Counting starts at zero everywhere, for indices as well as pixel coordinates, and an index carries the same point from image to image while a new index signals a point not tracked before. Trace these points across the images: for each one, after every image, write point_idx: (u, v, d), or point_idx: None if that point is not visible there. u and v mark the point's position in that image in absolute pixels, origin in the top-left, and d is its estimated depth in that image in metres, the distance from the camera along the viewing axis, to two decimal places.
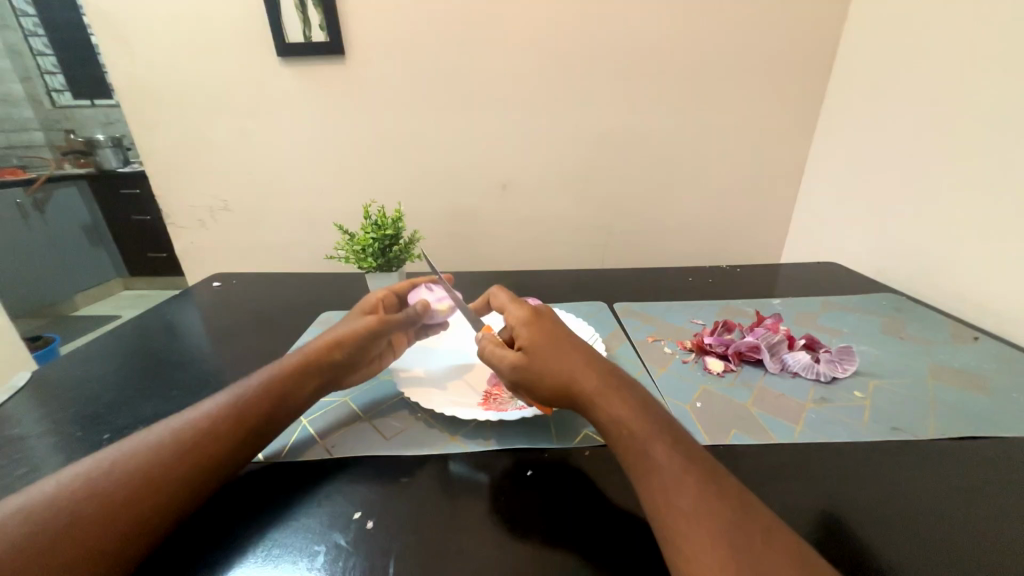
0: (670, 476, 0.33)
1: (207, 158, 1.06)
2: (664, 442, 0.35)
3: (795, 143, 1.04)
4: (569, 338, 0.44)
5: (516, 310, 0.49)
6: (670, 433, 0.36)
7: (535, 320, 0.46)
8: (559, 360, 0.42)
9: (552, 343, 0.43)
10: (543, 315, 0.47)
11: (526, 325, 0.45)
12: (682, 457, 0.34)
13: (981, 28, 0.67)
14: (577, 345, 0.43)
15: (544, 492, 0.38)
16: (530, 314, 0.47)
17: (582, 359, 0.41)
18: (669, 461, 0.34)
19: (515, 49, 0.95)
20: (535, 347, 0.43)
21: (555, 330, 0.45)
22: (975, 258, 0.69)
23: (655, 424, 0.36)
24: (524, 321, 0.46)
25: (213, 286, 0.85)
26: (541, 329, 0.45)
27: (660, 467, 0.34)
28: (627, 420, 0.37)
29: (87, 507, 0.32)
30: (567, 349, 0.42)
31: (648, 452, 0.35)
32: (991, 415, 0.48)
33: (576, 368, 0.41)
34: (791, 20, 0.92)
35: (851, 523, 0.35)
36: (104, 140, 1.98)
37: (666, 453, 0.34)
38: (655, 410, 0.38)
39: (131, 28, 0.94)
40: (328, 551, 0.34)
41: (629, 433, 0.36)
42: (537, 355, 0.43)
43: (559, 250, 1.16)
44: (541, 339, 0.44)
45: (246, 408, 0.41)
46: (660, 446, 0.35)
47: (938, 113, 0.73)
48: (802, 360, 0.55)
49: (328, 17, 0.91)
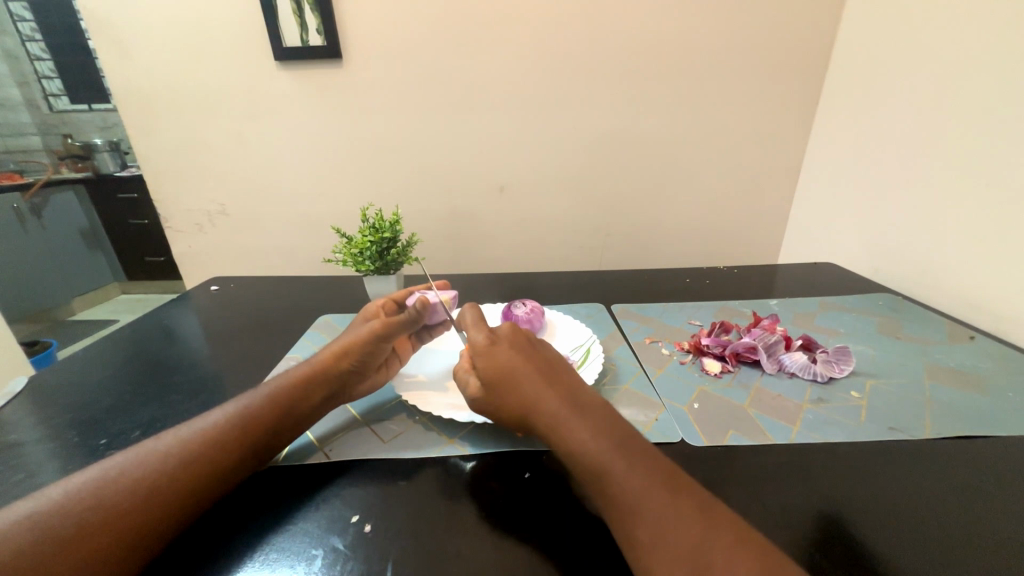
0: (631, 505, 0.33)
1: (204, 162, 1.06)
2: (625, 468, 0.34)
3: (792, 144, 1.04)
4: (526, 366, 0.42)
5: (475, 333, 0.47)
6: (633, 457, 0.35)
7: (491, 347, 0.44)
8: (514, 394, 0.41)
9: (507, 376, 0.42)
10: (502, 339, 0.45)
11: (482, 355, 0.44)
12: (646, 481, 0.34)
13: (976, 29, 0.67)
14: (535, 373, 0.42)
15: (541, 493, 0.38)
16: (487, 340, 0.45)
17: (537, 391, 0.40)
18: (629, 490, 0.33)
19: (513, 52, 0.95)
20: (491, 382, 0.42)
21: (509, 360, 0.43)
22: (972, 258, 0.69)
23: (617, 449, 0.36)
24: (479, 352, 0.44)
25: (211, 290, 0.85)
26: (496, 359, 0.43)
27: (620, 496, 0.33)
28: (584, 452, 0.36)
29: (92, 515, 0.33)
30: (522, 382, 0.41)
31: (609, 480, 0.34)
32: (987, 414, 0.48)
33: (531, 403, 0.40)
34: (788, 22, 0.93)
35: (850, 523, 0.35)
36: (101, 145, 1.98)
37: (626, 480, 0.34)
38: (620, 432, 0.37)
39: (129, 32, 0.94)
40: (325, 555, 0.33)
41: (588, 463, 0.36)
42: (494, 390, 0.42)
43: (558, 252, 1.16)
44: (495, 372, 0.42)
45: (252, 419, 0.41)
46: (621, 474, 0.34)
47: (933, 114, 0.74)
48: (799, 361, 0.55)
49: (326, 21, 0.91)
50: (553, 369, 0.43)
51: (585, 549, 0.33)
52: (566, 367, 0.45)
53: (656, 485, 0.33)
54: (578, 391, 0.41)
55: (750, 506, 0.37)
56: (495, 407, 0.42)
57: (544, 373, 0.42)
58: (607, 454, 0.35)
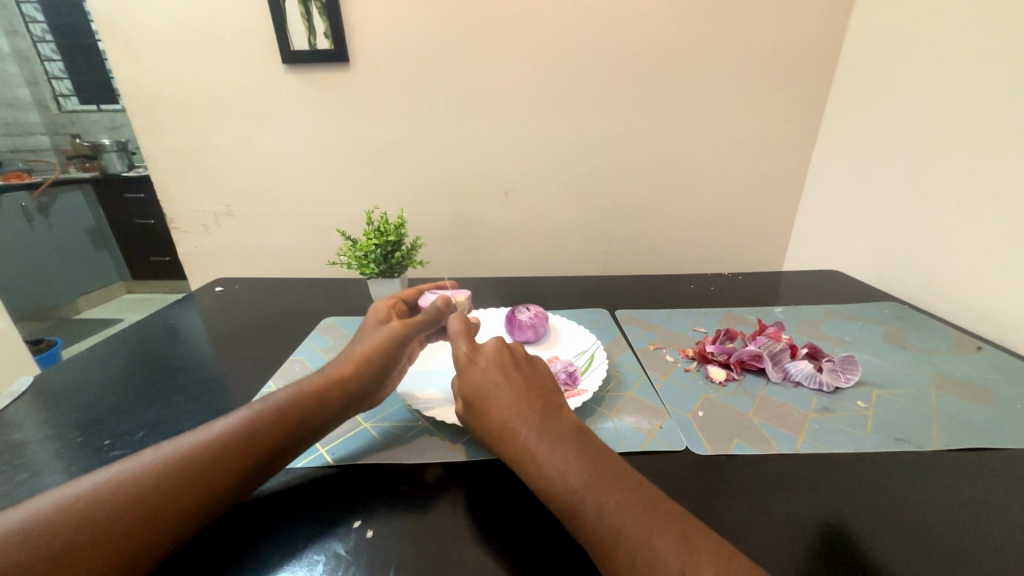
0: (602, 541, 0.32)
1: (209, 162, 1.06)
2: (594, 503, 0.34)
3: (798, 149, 1.04)
4: (502, 388, 0.42)
5: (458, 347, 0.48)
6: (604, 490, 0.34)
7: (469, 366, 0.45)
8: (487, 416, 0.41)
9: (481, 396, 0.42)
10: (482, 357, 0.46)
11: (460, 374, 0.45)
12: (620, 514, 0.33)
13: (986, 38, 0.66)
14: (510, 395, 0.42)
15: (531, 507, 0.38)
16: (467, 357, 0.46)
17: (510, 415, 0.40)
18: (598, 526, 0.33)
19: (518, 55, 0.95)
20: (468, 401, 0.43)
21: (484, 380, 0.43)
22: (977, 266, 0.69)
23: (590, 483, 0.35)
24: (458, 370, 0.45)
25: (215, 290, 0.85)
26: (473, 379, 0.44)
27: (591, 532, 0.33)
28: (553, 482, 0.35)
29: (82, 532, 0.32)
30: (496, 403, 0.41)
31: (582, 514, 0.34)
32: (994, 425, 0.48)
33: (503, 426, 0.40)
34: (793, 30, 0.93)
35: (853, 535, 0.35)
36: (109, 145, 2.02)
37: (597, 515, 0.33)
38: (596, 461, 0.36)
39: (137, 34, 0.94)
40: (327, 561, 0.33)
41: (558, 495, 0.35)
42: (472, 410, 0.43)
43: (561, 256, 1.15)
44: (471, 392, 0.43)
45: (262, 426, 0.41)
46: (590, 509, 0.33)
47: (941, 123, 0.73)
48: (805, 370, 0.55)
49: (333, 24, 0.91)
50: (531, 389, 0.43)
51: (580, 565, 0.33)
52: (548, 386, 0.44)
53: (632, 518, 0.32)
54: (555, 414, 0.41)
55: (755, 516, 0.37)
56: (473, 425, 0.43)
57: (520, 393, 0.42)
58: (577, 486, 0.35)
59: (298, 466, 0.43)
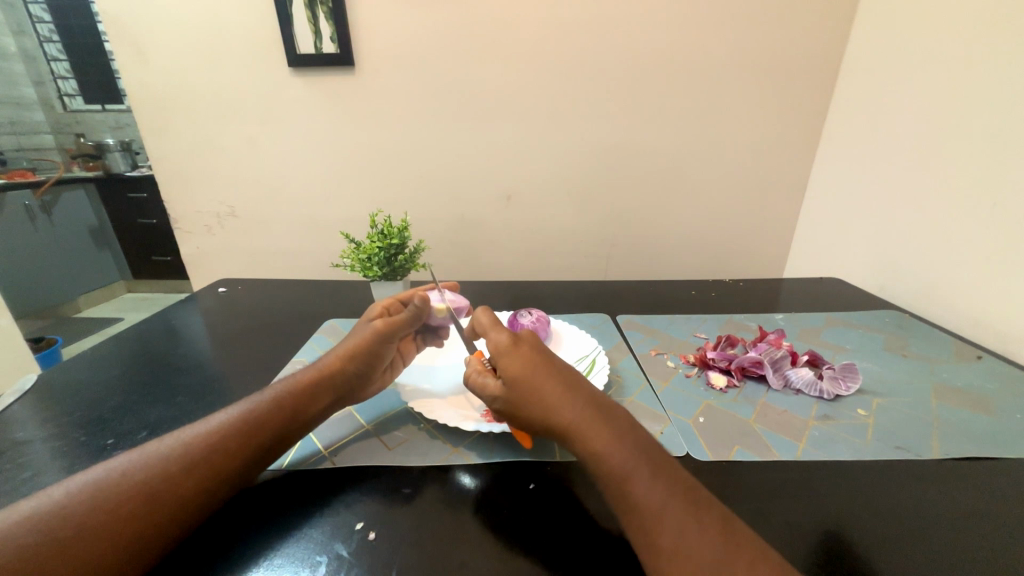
0: (654, 516, 0.32)
1: (213, 163, 1.07)
2: (647, 477, 0.34)
3: (799, 156, 1.04)
4: (550, 371, 0.41)
5: (496, 334, 0.45)
6: (656, 467, 0.35)
7: (513, 349, 0.42)
8: (536, 398, 0.40)
9: (530, 378, 0.40)
10: (524, 341, 0.44)
11: (505, 357, 0.42)
12: (668, 489, 0.33)
13: (988, 50, 0.67)
14: (561, 378, 0.40)
15: (548, 504, 0.38)
16: (510, 342, 0.43)
17: (561, 397, 0.39)
18: (649, 502, 0.33)
19: (520, 60, 0.96)
20: (513, 385, 0.41)
21: (533, 364, 0.41)
22: (977, 277, 0.69)
23: (642, 460, 0.35)
24: (503, 351, 0.42)
25: (218, 291, 0.85)
26: (520, 362, 0.41)
27: (644, 508, 0.33)
28: (609, 461, 0.35)
29: (89, 519, 0.32)
30: (546, 386, 0.40)
31: (632, 489, 0.34)
32: (993, 435, 0.48)
33: (554, 408, 0.39)
34: (795, 38, 0.94)
35: (855, 543, 0.35)
36: (113, 144, 2.03)
37: (648, 491, 0.33)
38: (643, 444, 0.36)
39: (144, 36, 0.95)
40: (330, 562, 0.33)
41: (612, 471, 0.35)
42: (518, 394, 0.41)
43: (562, 260, 1.16)
44: (518, 375, 0.41)
45: (259, 423, 0.41)
46: (644, 482, 0.34)
47: (940, 134, 0.74)
48: (806, 377, 0.55)
49: (339, 28, 0.92)
50: (574, 373, 0.42)
51: (589, 564, 0.33)
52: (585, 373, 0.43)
53: (676, 496, 0.33)
54: (599, 398, 0.40)
55: (757, 523, 0.37)
56: (515, 408, 0.41)
57: (566, 377, 0.41)
58: (631, 461, 0.35)
59: (284, 463, 0.42)
